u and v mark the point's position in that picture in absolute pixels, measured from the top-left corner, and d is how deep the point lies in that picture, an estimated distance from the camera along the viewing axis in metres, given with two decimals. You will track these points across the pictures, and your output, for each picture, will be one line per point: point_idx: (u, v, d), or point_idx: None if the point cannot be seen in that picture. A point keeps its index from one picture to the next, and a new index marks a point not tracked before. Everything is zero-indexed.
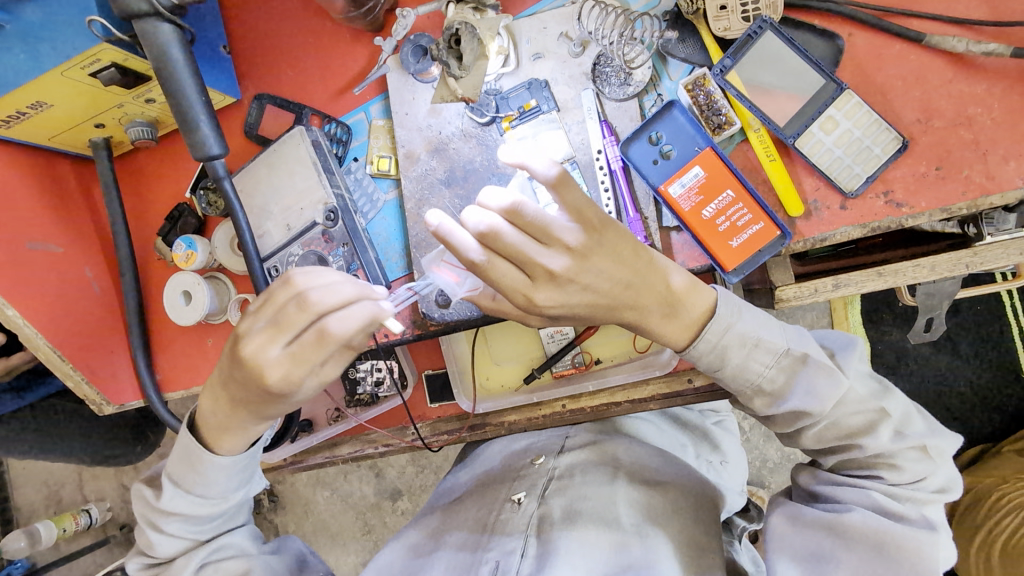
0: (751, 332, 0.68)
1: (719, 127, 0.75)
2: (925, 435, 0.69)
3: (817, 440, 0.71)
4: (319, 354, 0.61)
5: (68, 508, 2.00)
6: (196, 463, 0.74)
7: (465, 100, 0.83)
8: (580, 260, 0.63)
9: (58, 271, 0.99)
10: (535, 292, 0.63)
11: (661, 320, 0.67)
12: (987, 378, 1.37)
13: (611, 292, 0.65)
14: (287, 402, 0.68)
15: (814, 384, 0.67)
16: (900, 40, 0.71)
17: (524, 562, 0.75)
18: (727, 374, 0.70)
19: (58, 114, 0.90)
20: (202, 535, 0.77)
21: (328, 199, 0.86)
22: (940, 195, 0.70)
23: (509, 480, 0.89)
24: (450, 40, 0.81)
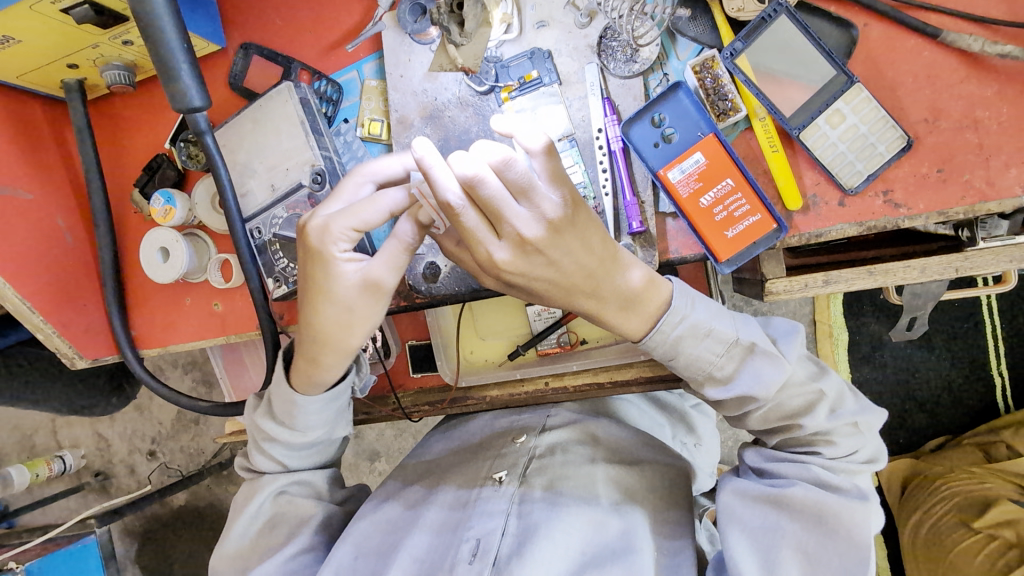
0: (703, 322, 0.68)
1: (724, 114, 0.73)
2: (857, 411, 0.71)
3: (762, 421, 0.72)
4: (363, 209, 0.66)
5: (40, 454, 1.99)
6: (295, 396, 0.80)
7: (465, 70, 0.80)
8: (552, 233, 0.61)
9: (27, 217, 0.94)
10: (499, 250, 0.62)
11: (617, 310, 0.67)
12: (957, 373, 1.41)
13: (573, 276, 0.64)
14: (332, 309, 0.70)
15: (762, 370, 0.68)
16: (917, 34, 0.69)
17: (505, 540, 0.77)
18: (681, 364, 0.69)
19: (27, 52, 0.85)
20: (290, 464, 0.86)
21: (316, 160, 0.83)
22: (939, 198, 0.69)
23: (492, 454, 0.90)
24: (453, 4, 0.77)
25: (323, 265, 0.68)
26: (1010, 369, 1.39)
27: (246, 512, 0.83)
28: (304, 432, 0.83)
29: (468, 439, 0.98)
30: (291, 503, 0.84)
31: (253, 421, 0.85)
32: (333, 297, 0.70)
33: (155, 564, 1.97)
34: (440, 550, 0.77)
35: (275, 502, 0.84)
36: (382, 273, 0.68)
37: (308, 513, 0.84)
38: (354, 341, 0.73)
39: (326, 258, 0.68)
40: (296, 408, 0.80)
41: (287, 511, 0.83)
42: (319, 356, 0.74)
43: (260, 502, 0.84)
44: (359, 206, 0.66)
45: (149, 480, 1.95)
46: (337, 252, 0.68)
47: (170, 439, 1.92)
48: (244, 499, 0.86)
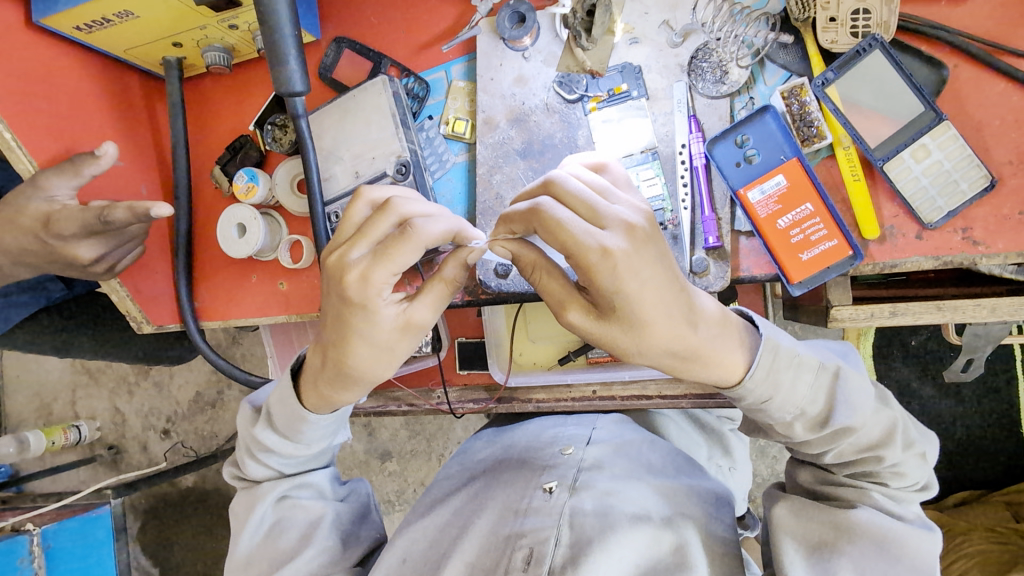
0: (796, 352, 0.69)
1: (809, 140, 0.74)
2: (922, 441, 0.72)
3: (837, 457, 0.70)
4: (400, 255, 0.64)
5: (57, 422, 2.02)
6: (303, 413, 0.76)
7: (591, 72, 0.82)
8: (634, 248, 0.59)
9: (115, 181, 0.99)
10: (610, 240, 0.59)
11: (715, 338, 0.64)
12: (984, 427, 1.40)
13: (670, 300, 0.61)
14: (369, 348, 0.68)
15: (849, 397, 0.69)
16: (1006, 79, 0.71)
17: (558, 550, 0.73)
18: (775, 405, 0.69)
19: (140, 27, 0.90)
20: (287, 470, 0.81)
21: (402, 151, 0.86)
22: (1018, 240, 0.70)
23: (537, 465, 0.85)
24: (586, 12, 0.82)
25: (362, 311, 0.65)
26: None
27: (250, 518, 0.79)
28: (309, 444, 0.80)
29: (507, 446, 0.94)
30: (296, 506, 0.80)
31: (251, 432, 0.81)
32: (368, 337, 0.67)
33: (155, 543, 1.98)
34: (494, 556, 0.73)
35: (278, 507, 0.80)
36: (422, 313, 0.68)
37: (315, 513, 0.79)
38: (388, 372, 0.71)
39: (361, 304, 0.65)
40: (300, 425, 0.77)
41: (294, 513, 0.79)
42: (342, 386, 0.71)
43: (264, 510, 0.79)
44: (391, 253, 0.64)
45: (162, 458, 1.97)
46: (379, 298, 0.65)
47: (185, 420, 1.94)
48: (245, 508, 0.81)
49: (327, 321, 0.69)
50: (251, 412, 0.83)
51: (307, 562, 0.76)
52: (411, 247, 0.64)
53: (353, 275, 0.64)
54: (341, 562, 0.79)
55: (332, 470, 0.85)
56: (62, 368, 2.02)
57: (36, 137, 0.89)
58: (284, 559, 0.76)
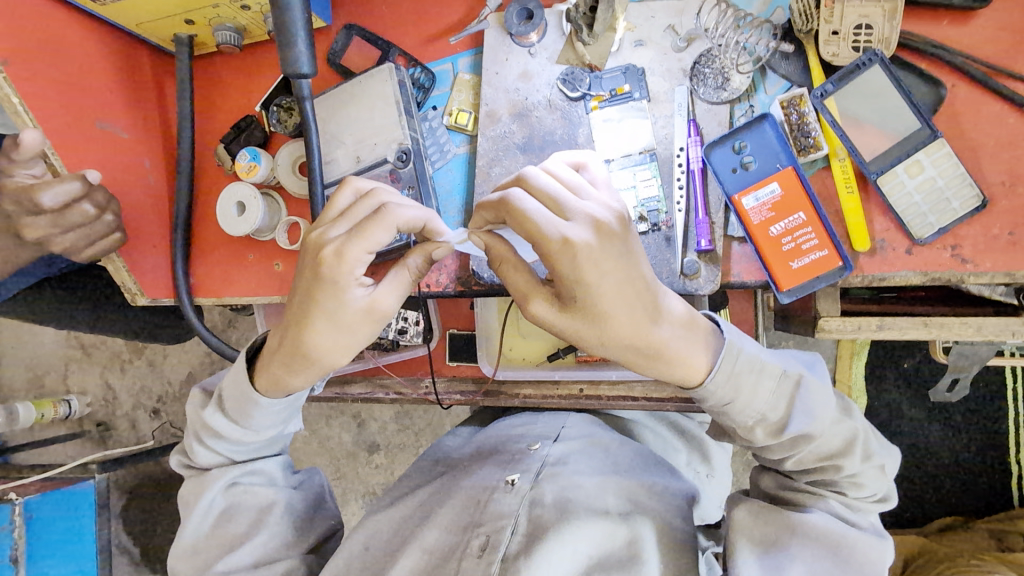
0: (758, 358, 0.69)
1: (805, 149, 0.75)
2: (883, 454, 0.73)
3: (797, 463, 0.71)
4: (373, 233, 0.65)
5: (48, 395, 2.03)
6: (255, 396, 0.75)
7: (591, 67, 0.83)
8: (597, 242, 0.61)
9: (120, 154, 1.00)
10: (575, 233, 0.61)
11: (677, 339, 0.65)
12: (971, 453, 1.40)
13: (631, 296, 0.62)
14: (332, 328, 0.68)
15: (811, 405, 0.69)
16: (1003, 101, 0.72)
17: (514, 538, 0.75)
18: (736, 409, 0.69)
19: (152, 2, 0.91)
20: (237, 457, 0.80)
21: (404, 139, 0.87)
22: (1006, 259, 0.71)
23: (504, 460, 0.87)
24: (588, 7, 0.81)
25: (334, 291, 0.66)
26: None
27: (197, 504, 0.78)
28: (257, 430, 0.78)
29: (481, 444, 0.96)
30: (247, 492, 0.79)
31: (199, 416, 0.79)
32: (334, 314, 0.67)
33: (137, 522, 1.98)
34: (448, 547, 0.75)
35: (227, 494, 0.79)
36: (387, 298, 0.69)
37: (267, 500, 0.79)
38: (345, 360, 0.72)
39: (331, 280, 0.66)
40: (249, 409, 0.76)
41: (244, 500, 0.79)
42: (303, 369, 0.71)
43: (212, 496, 0.78)
44: (367, 230, 0.65)
45: (150, 438, 1.97)
46: (351, 276, 0.66)
47: (175, 401, 1.95)
48: (192, 495, 0.79)
49: (296, 298, 0.69)
50: (201, 395, 0.81)
51: (257, 547, 0.77)
52: (388, 228, 0.65)
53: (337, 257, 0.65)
54: (291, 549, 0.79)
55: (285, 457, 0.85)
56: (57, 342, 2.03)
57: (47, 107, 0.90)
58: (233, 546, 0.77)
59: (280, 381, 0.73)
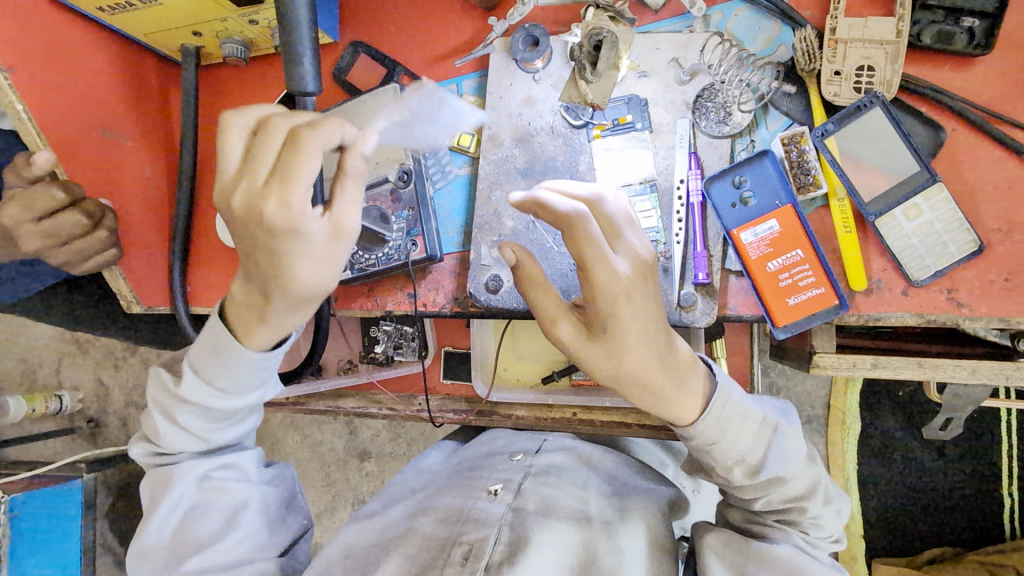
0: (743, 401, 0.69)
1: (804, 187, 0.76)
2: (840, 498, 0.76)
3: (766, 504, 0.72)
4: (306, 160, 0.55)
5: (40, 389, 2.01)
6: (235, 347, 0.68)
7: (592, 106, 0.84)
8: (637, 279, 0.62)
9: (125, 164, 1.01)
10: (620, 266, 0.62)
11: (679, 384, 0.65)
12: (967, 486, 1.40)
13: (653, 333, 0.63)
14: (310, 263, 0.59)
15: (785, 451, 0.70)
16: (1003, 148, 0.72)
17: (497, 548, 0.73)
18: (718, 449, 0.68)
19: (163, 13, 0.91)
20: (210, 435, 0.76)
21: (406, 159, 0.88)
22: (1002, 305, 0.71)
23: (483, 472, 0.86)
24: (592, 46, 0.83)
25: (290, 234, 0.56)
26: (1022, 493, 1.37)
27: (166, 499, 0.75)
28: (222, 390, 0.72)
29: (461, 459, 0.95)
30: (219, 489, 0.77)
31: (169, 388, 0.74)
32: (303, 250, 0.58)
33: None
34: (432, 552, 0.73)
35: (199, 490, 0.77)
36: (351, 217, 0.59)
37: (240, 497, 0.78)
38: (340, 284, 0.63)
39: (277, 224, 0.56)
40: (214, 363, 0.70)
41: (216, 498, 0.77)
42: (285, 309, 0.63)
43: (181, 492, 0.76)
44: (290, 164, 0.55)
45: None
46: (297, 208, 0.56)
47: None
48: (159, 488, 0.77)
49: (247, 251, 0.59)
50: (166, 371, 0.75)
51: (232, 546, 0.75)
52: (306, 155, 0.55)
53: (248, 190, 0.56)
54: (265, 550, 0.78)
55: (258, 451, 0.83)
56: (51, 336, 2.02)
57: (56, 115, 0.93)
58: (204, 544, 0.75)
59: (268, 325, 0.65)
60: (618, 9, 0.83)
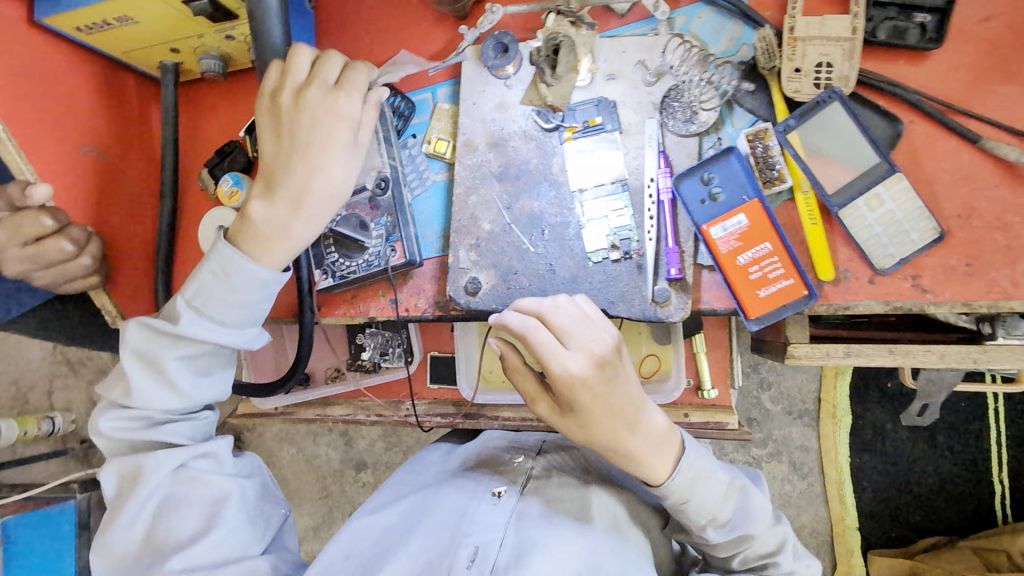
0: (710, 464, 0.72)
1: (770, 182, 0.78)
2: (805, 554, 0.82)
3: (743, 561, 0.76)
4: (348, 103, 0.76)
5: (32, 411, 2.00)
6: (244, 258, 0.73)
7: (549, 108, 0.86)
8: (593, 375, 0.65)
9: (105, 180, 1.01)
10: (575, 365, 0.65)
11: (648, 451, 0.69)
12: (956, 473, 1.41)
13: (615, 417, 0.67)
14: (340, 171, 0.76)
15: (755, 509, 0.74)
16: (959, 138, 0.74)
17: (502, 552, 0.72)
18: (692, 509, 0.71)
19: (139, 32, 0.93)
20: (192, 392, 0.76)
21: (383, 167, 0.90)
22: (964, 290, 0.73)
23: (484, 471, 0.86)
24: (550, 49, 0.85)
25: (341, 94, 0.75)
26: (1011, 478, 1.39)
27: (138, 494, 0.73)
28: (222, 323, 0.75)
29: (460, 463, 0.93)
30: (196, 480, 0.76)
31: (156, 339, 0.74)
32: (334, 165, 0.76)
33: None
34: (437, 551, 0.72)
35: (175, 479, 0.75)
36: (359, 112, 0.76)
37: (220, 491, 0.76)
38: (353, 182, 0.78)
39: (328, 102, 0.74)
40: (218, 291, 0.74)
41: (192, 489, 0.75)
42: (315, 214, 0.76)
43: (157, 484, 0.74)
44: (330, 106, 0.75)
45: None
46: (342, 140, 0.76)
47: None
48: (131, 477, 0.74)
49: (288, 170, 0.74)
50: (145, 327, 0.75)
51: (213, 545, 0.73)
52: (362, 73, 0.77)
53: (301, 130, 0.74)
54: (251, 547, 0.77)
55: (229, 439, 0.83)
56: (43, 357, 2.01)
57: (33, 134, 0.92)
58: (182, 542, 0.73)
59: (291, 239, 0.75)
60: (578, 15, 0.85)
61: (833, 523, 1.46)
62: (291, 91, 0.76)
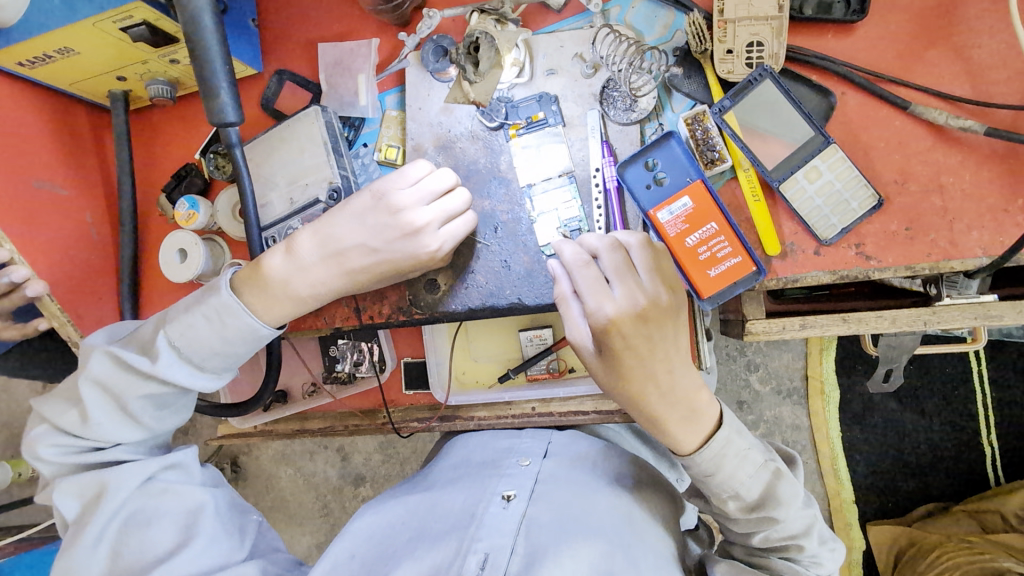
0: (744, 444, 0.74)
1: (711, 162, 0.79)
2: (830, 535, 0.80)
3: (764, 541, 0.76)
4: (434, 242, 0.79)
5: (25, 454, 1.99)
6: (256, 323, 0.78)
7: (476, 105, 0.88)
8: (631, 319, 0.70)
9: (59, 213, 1.01)
10: (610, 306, 0.70)
11: (680, 422, 0.73)
12: (947, 438, 1.42)
13: (649, 367, 0.71)
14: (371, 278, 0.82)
15: (784, 495, 0.74)
16: (890, 106, 0.76)
17: (513, 560, 0.72)
18: (715, 481, 0.73)
19: (83, 62, 0.93)
20: (154, 427, 0.79)
21: (333, 178, 0.90)
22: (906, 254, 0.75)
23: (493, 474, 0.86)
24: (469, 47, 0.85)
25: (422, 236, 0.79)
26: (1000, 438, 1.40)
27: (102, 511, 0.73)
28: (200, 368, 0.78)
29: (460, 460, 0.94)
30: (166, 492, 0.77)
31: (131, 371, 0.76)
32: (371, 274, 0.82)
33: None
34: (447, 555, 0.72)
35: (143, 493, 0.76)
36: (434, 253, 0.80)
37: (195, 502, 0.77)
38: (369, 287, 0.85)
39: (413, 246, 0.79)
40: (208, 337, 0.76)
41: (162, 501, 0.76)
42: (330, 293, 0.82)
43: (125, 498, 0.74)
44: (413, 236, 0.79)
45: None
46: (401, 263, 0.80)
47: None
48: (94, 497, 0.74)
49: (333, 253, 0.80)
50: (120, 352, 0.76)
51: (196, 554, 0.72)
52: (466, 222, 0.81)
53: (384, 246, 0.79)
54: (233, 554, 0.76)
55: (195, 451, 0.84)
56: (33, 398, 2.00)
57: None
58: (162, 556, 0.72)
59: (304, 309, 0.81)
60: (502, 12, 0.86)
61: (830, 498, 1.47)
62: (411, 209, 0.78)
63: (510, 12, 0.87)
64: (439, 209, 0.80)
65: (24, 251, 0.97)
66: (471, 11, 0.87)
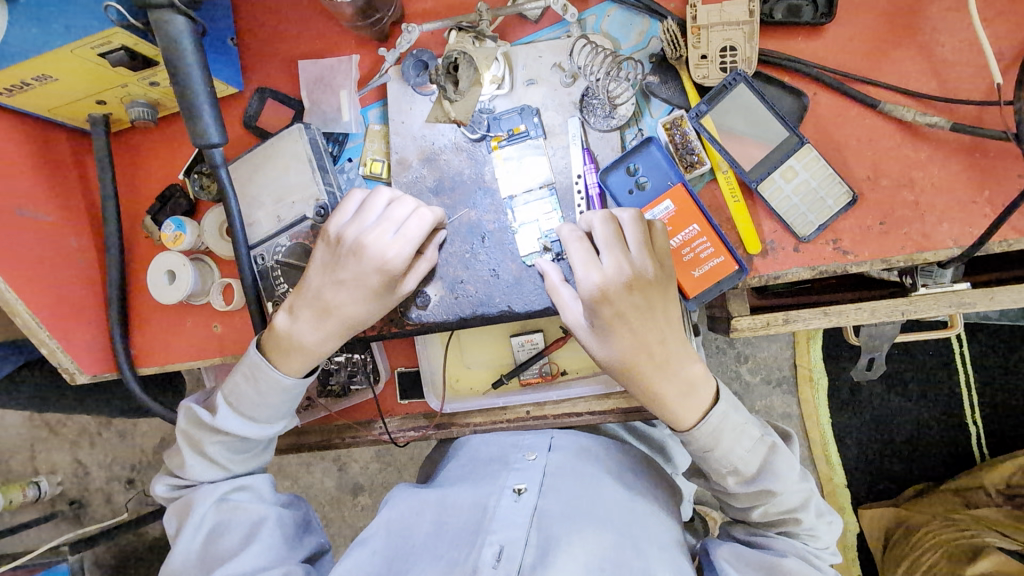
0: (741, 419, 0.77)
1: (691, 166, 0.81)
2: (828, 509, 0.83)
3: (763, 516, 0.78)
4: (390, 254, 0.77)
5: (15, 480, 1.96)
6: (281, 376, 0.81)
7: (456, 122, 0.88)
8: (614, 289, 0.73)
9: (44, 240, 1.00)
10: (593, 278, 0.73)
11: (677, 396, 0.75)
12: (932, 419, 1.46)
13: (638, 342, 0.74)
14: (350, 294, 0.80)
15: (781, 468, 0.76)
16: (860, 105, 0.78)
17: (527, 551, 0.74)
18: (715, 455, 0.76)
19: (61, 88, 0.93)
20: (232, 467, 0.83)
21: (319, 195, 0.90)
22: (882, 247, 0.77)
23: (502, 469, 0.87)
24: (448, 67, 0.86)
25: (378, 247, 0.77)
26: (982, 417, 1.44)
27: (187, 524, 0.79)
28: (254, 419, 0.82)
29: (467, 458, 0.94)
30: (237, 508, 0.81)
31: (197, 423, 0.83)
32: (356, 296, 0.79)
33: None
34: (461, 550, 0.74)
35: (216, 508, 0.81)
36: (396, 264, 0.78)
37: (258, 514, 0.81)
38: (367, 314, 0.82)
39: (372, 256, 0.77)
40: (249, 394, 0.81)
41: (234, 515, 0.81)
42: (333, 330, 0.81)
43: (201, 513, 0.80)
44: (369, 245, 0.77)
45: (126, 508, 1.92)
46: (372, 275, 0.78)
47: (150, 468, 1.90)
48: (184, 513, 0.82)
49: (324, 269, 0.80)
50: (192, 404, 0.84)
51: (253, 556, 0.77)
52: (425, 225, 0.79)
53: (346, 270, 0.78)
54: (287, 559, 0.80)
55: (269, 476, 0.88)
56: (21, 423, 1.97)
57: None
58: (226, 559, 0.77)
59: (307, 352, 0.81)
60: (479, 29, 0.86)
61: (823, 483, 1.50)
62: (366, 228, 0.78)
63: (488, 28, 0.87)
64: (395, 221, 0.79)
65: (11, 281, 0.95)
66: (449, 29, 0.88)
